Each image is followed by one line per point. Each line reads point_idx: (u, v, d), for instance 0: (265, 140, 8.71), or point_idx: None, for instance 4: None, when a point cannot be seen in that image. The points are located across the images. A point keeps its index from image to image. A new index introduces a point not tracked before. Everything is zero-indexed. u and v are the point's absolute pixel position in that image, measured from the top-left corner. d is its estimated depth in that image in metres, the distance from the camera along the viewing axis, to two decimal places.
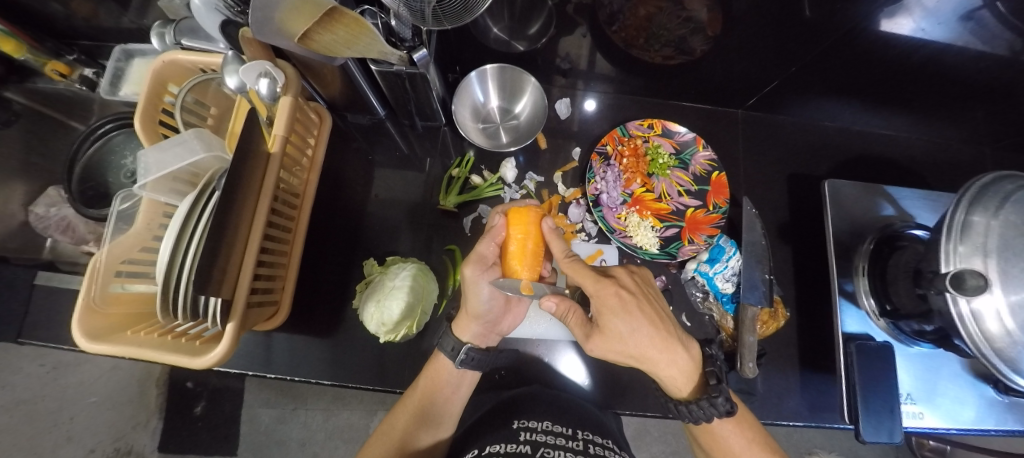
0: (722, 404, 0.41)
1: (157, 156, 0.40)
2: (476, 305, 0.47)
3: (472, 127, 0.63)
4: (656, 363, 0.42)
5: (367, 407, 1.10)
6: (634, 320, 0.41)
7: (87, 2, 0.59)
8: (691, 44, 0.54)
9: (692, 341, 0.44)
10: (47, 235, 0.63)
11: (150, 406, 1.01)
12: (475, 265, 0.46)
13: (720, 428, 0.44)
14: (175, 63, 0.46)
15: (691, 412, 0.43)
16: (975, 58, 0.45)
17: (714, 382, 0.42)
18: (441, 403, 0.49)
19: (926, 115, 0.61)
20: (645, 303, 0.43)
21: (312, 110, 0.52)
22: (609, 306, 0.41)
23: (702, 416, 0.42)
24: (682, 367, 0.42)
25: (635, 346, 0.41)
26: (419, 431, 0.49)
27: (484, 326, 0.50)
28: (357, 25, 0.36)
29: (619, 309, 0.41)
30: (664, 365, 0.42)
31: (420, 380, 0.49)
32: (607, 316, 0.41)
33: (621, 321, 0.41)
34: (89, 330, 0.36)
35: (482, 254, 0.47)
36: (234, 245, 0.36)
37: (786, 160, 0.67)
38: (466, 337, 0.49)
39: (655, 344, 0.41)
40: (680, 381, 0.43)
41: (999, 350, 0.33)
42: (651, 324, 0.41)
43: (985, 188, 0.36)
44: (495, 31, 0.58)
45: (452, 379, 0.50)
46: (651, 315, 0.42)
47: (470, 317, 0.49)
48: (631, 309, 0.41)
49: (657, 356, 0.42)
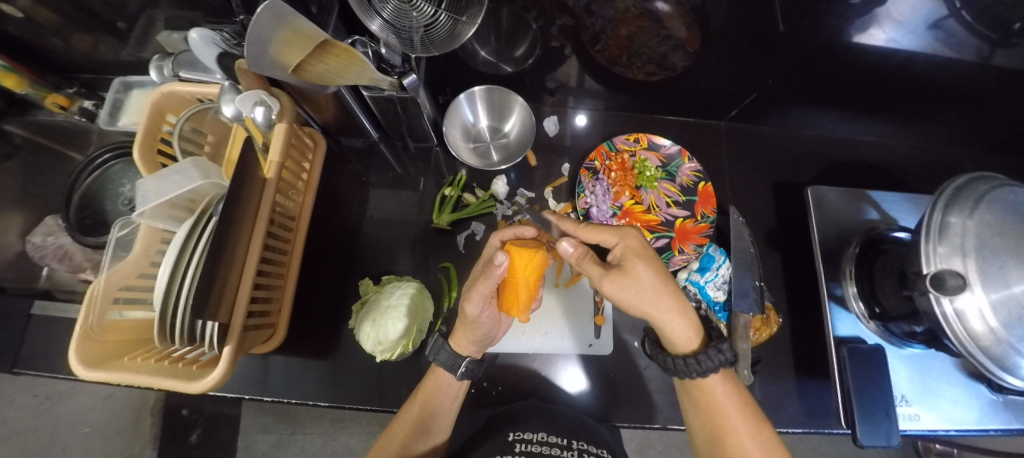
0: (727, 352, 0.40)
1: (155, 184, 0.40)
2: (477, 332, 0.48)
3: (463, 147, 0.65)
4: (667, 313, 0.40)
5: (367, 430, 1.08)
6: (652, 264, 0.41)
7: (88, 37, 0.61)
8: (673, 60, 0.56)
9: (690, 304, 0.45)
10: (44, 264, 0.62)
11: (145, 436, 0.99)
12: (475, 302, 0.44)
13: (716, 386, 0.41)
14: (174, 95, 0.48)
15: (700, 366, 0.39)
16: (944, 64, 0.47)
17: (715, 334, 0.42)
18: (440, 411, 0.48)
19: (903, 120, 0.63)
20: (656, 256, 0.44)
21: (307, 135, 0.54)
22: (634, 249, 0.42)
23: (709, 369, 0.39)
24: (689, 319, 0.41)
25: (653, 290, 0.40)
26: (416, 439, 0.48)
27: (481, 343, 0.50)
28: (347, 55, 0.38)
29: (643, 253, 0.41)
30: (676, 314, 0.40)
31: (418, 391, 0.48)
32: (630, 255, 0.41)
33: (647, 263, 0.40)
34: (87, 358, 0.36)
35: (483, 294, 0.44)
36: (232, 267, 0.37)
37: (770, 168, 0.69)
38: (466, 353, 0.50)
39: (669, 291, 0.40)
40: (684, 336, 0.41)
41: (985, 348, 0.34)
42: (666, 274, 0.42)
43: (960, 190, 0.37)
44: (483, 55, 0.60)
45: (451, 388, 0.49)
46: (662, 267, 0.43)
47: (469, 338, 0.48)
48: (651, 256, 0.42)
49: (670, 303, 0.40)
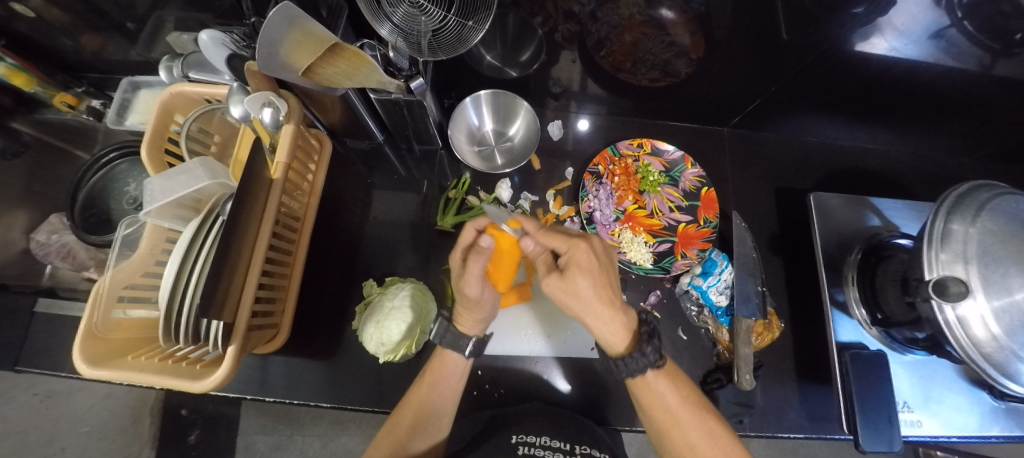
0: (650, 356, 0.40)
1: (163, 183, 0.41)
2: (481, 311, 0.49)
3: (468, 150, 0.65)
4: (596, 319, 0.41)
5: (366, 432, 1.07)
6: (594, 278, 0.41)
7: (97, 36, 0.61)
8: (676, 66, 0.57)
9: (631, 309, 0.44)
10: (47, 261, 0.62)
11: (144, 436, 0.98)
12: (472, 284, 0.45)
13: (655, 383, 0.41)
14: (183, 95, 0.49)
15: (624, 366, 0.41)
16: (945, 73, 0.47)
17: (646, 337, 0.41)
18: (441, 404, 0.47)
19: (904, 128, 0.63)
20: (607, 267, 0.43)
21: (313, 136, 0.54)
22: (577, 260, 0.41)
23: (632, 371, 0.41)
24: (623, 326, 0.42)
25: (585, 303, 0.40)
26: (416, 434, 0.46)
27: (485, 321, 0.52)
28: (357, 57, 0.39)
29: (585, 264, 0.41)
30: (604, 322, 0.41)
31: (425, 375, 0.48)
32: (573, 267, 0.40)
33: (585, 276, 0.40)
34: (90, 356, 0.36)
35: (475, 276, 0.45)
36: (237, 267, 0.37)
37: (772, 174, 0.69)
38: (473, 331, 0.51)
39: (603, 301, 0.40)
40: (616, 339, 0.42)
41: (988, 355, 0.34)
42: (604, 285, 0.41)
43: (961, 198, 0.38)
44: (488, 59, 0.60)
45: (458, 367, 0.49)
46: (608, 279, 0.41)
47: (475, 319, 0.50)
48: (593, 268, 0.41)
49: (601, 312, 0.41)
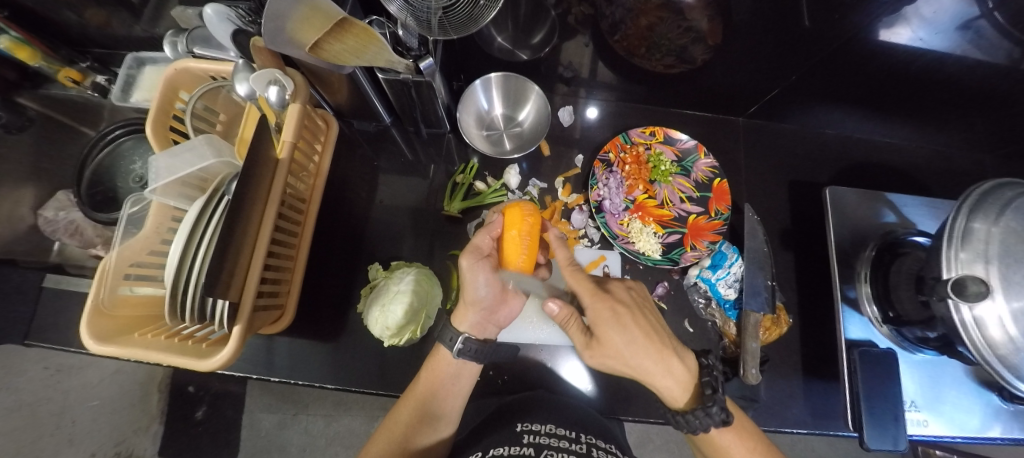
0: (717, 413, 0.41)
1: (168, 161, 0.40)
2: (473, 292, 0.46)
3: (476, 134, 0.64)
4: (653, 373, 0.43)
5: (369, 413, 1.09)
6: (628, 331, 0.43)
7: (101, 10, 0.60)
8: (692, 53, 0.55)
9: (688, 354, 0.46)
10: (55, 238, 0.63)
11: (152, 411, 1.00)
12: (472, 253, 0.47)
13: (721, 439, 0.44)
14: (187, 72, 0.48)
15: (689, 423, 0.43)
16: (974, 67, 0.46)
17: (710, 392, 0.42)
18: (445, 390, 0.48)
19: (925, 123, 0.61)
20: (640, 316, 0.44)
21: (320, 117, 0.53)
22: (604, 318, 0.43)
23: (699, 427, 0.42)
24: (679, 378, 0.43)
25: (630, 357, 0.43)
26: (420, 429, 0.47)
27: (482, 314, 0.48)
28: (366, 34, 0.38)
29: (612, 321, 0.43)
30: (660, 376, 0.43)
31: (421, 373, 0.48)
32: (601, 325, 0.43)
33: (618, 330, 0.43)
34: (98, 333, 0.36)
35: (478, 245, 0.48)
36: (243, 247, 0.36)
37: (787, 167, 0.67)
38: (463, 326, 0.48)
39: (650, 355, 0.42)
40: (676, 392, 0.43)
41: (1003, 356, 0.33)
42: (644, 336, 0.43)
43: (985, 196, 0.36)
44: (499, 40, 0.59)
45: (454, 369, 0.48)
46: (645, 326, 0.44)
47: (468, 305, 0.47)
48: (624, 320, 0.43)
49: (654, 367, 0.42)
